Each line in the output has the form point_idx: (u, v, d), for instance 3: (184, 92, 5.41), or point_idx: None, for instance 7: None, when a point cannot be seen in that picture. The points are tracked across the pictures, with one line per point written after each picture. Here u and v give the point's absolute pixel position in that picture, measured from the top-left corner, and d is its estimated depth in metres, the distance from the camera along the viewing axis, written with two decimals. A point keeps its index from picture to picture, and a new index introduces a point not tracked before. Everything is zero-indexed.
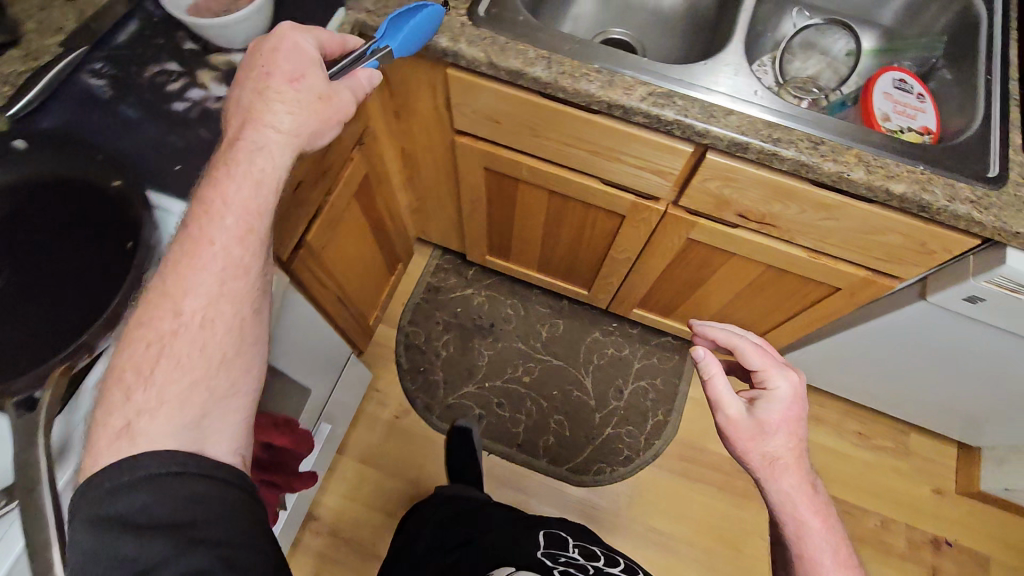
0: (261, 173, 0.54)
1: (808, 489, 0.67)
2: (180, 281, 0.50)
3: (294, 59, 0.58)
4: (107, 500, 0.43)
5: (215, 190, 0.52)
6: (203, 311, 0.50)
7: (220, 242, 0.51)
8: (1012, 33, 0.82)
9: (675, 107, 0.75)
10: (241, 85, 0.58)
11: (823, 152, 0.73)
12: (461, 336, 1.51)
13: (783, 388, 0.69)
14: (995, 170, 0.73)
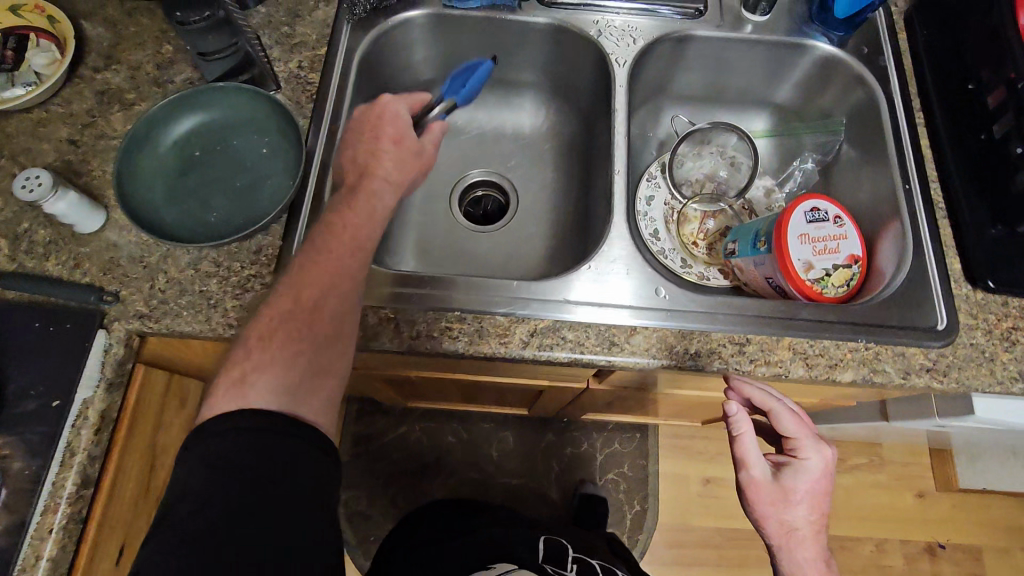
0: (379, 207, 0.59)
1: (825, 565, 0.57)
2: (302, 274, 0.54)
3: (395, 122, 0.63)
4: (208, 436, 0.46)
5: (331, 233, 0.56)
6: (317, 297, 0.53)
7: (340, 256, 0.55)
8: (918, 121, 0.70)
9: (566, 344, 0.60)
10: (349, 143, 0.62)
11: (752, 355, 0.60)
12: (406, 484, 1.36)
13: (816, 460, 0.58)
14: (943, 319, 0.62)
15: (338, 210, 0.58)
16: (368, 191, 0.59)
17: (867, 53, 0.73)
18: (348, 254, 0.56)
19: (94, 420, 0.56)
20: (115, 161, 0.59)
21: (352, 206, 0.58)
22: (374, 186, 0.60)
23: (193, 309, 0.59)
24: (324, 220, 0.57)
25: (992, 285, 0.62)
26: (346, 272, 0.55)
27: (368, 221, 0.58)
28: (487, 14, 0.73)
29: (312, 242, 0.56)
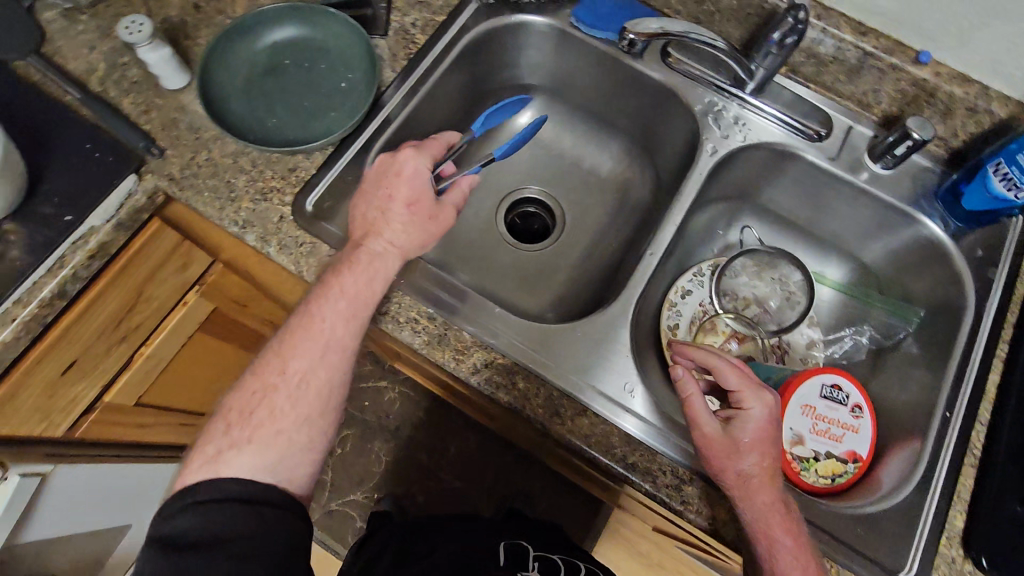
0: (380, 277, 0.56)
1: (786, 510, 0.51)
2: (290, 343, 0.54)
3: (414, 183, 0.59)
4: (171, 518, 0.47)
5: (324, 291, 0.56)
6: (299, 370, 0.54)
7: (331, 332, 0.54)
8: (997, 352, 0.61)
9: (513, 391, 0.58)
10: (366, 199, 0.59)
11: (688, 497, 0.55)
12: None
13: (761, 411, 0.53)
14: (909, 570, 0.54)
15: (338, 278, 0.56)
16: (380, 254, 0.57)
17: (979, 257, 0.66)
18: (340, 327, 0.55)
19: (92, 247, 0.62)
20: (208, 46, 0.64)
21: (362, 272, 0.56)
22: (381, 252, 0.57)
23: (214, 194, 0.63)
24: (319, 287, 0.56)
25: (985, 564, 0.53)
26: (329, 348, 0.54)
27: (371, 287, 0.56)
28: (608, 48, 0.74)
29: (306, 314, 0.55)
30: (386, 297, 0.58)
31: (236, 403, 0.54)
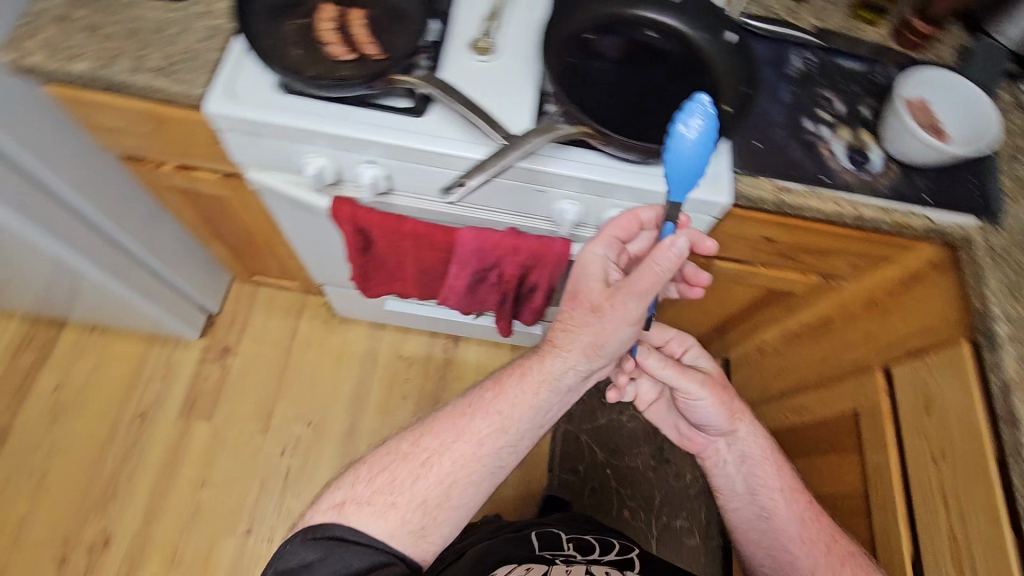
0: (501, 418, 0.68)
1: (755, 428, 0.85)
2: (434, 429, 0.69)
3: (595, 276, 0.68)
4: (303, 540, 0.62)
5: (478, 398, 0.70)
6: (432, 453, 0.67)
7: (473, 435, 0.68)
8: None
9: None
10: (477, 388, 0.72)
11: None
12: (647, 431, 1.49)
13: (698, 352, 0.89)
14: None
15: (501, 398, 0.69)
16: (476, 423, 0.68)
17: None
18: (481, 436, 0.68)
19: (901, 220, 0.75)
20: None
21: (524, 385, 0.69)
22: (549, 362, 0.69)
23: (1005, 278, 0.72)
24: (479, 391, 0.71)
25: None
26: (457, 454, 0.67)
27: (515, 409, 0.68)
28: None
29: (462, 412, 0.69)
30: (542, 404, 0.69)
31: (391, 451, 0.69)
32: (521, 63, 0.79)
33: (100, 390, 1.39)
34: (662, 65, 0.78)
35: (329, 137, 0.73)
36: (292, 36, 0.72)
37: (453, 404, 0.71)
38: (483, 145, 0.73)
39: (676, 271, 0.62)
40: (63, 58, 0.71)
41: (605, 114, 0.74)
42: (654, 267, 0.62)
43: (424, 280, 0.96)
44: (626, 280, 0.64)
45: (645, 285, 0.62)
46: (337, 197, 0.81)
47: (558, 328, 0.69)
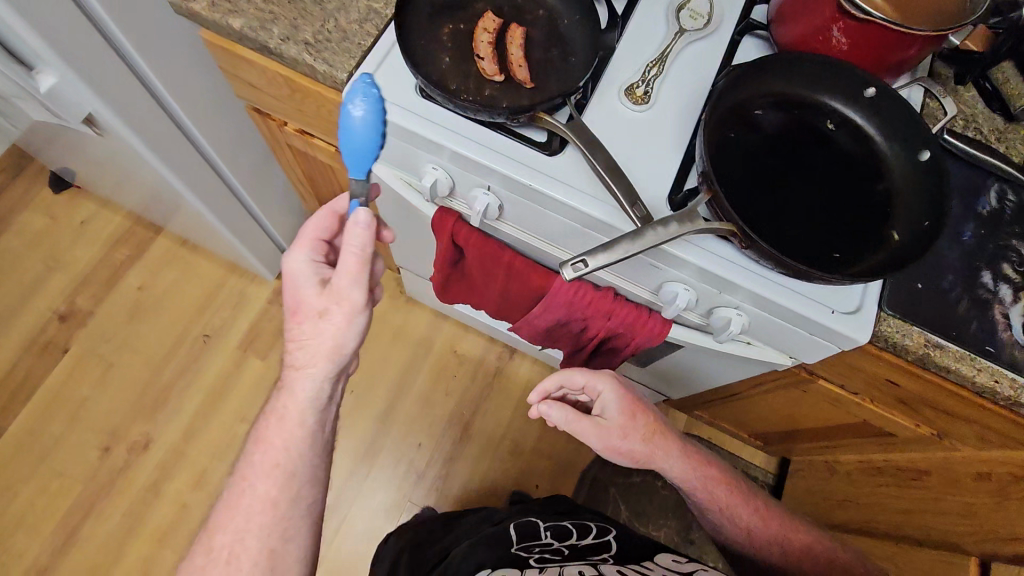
0: (261, 466, 0.70)
1: (679, 456, 0.86)
2: (242, 504, 0.69)
3: (295, 298, 0.70)
4: None
5: (257, 464, 0.70)
6: (232, 543, 0.67)
7: (264, 479, 0.69)
8: None
9: None
10: (250, 460, 0.70)
11: None
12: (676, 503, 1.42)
13: (613, 397, 0.81)
14: None
15: (258, 437, 0.71)
16: (244, 486, 0.70)
17: None
18: (270, 484, 0.69)
19: None
20: None
21: (274, 430, 0.71)
22: (301, 384, 0.71)
23: None
24: (245, 458, 0.71)
25: None
26: (282, 496, 0.70)
27: (295, 439, 0.71)
28: None
29: (241, 488, 0.70)
30: (296, 440, 0.71)
31: (231, 505, 0.69)
32: (674, 126, 0.72)
33: (176, 302, 1.46)
34: (836, 169, 0.69)
35: (455, 156, 0.70)
36: (446, 43, 0.69)
37: (232, 485, 0.71)
38: (615, 213, 0.66)
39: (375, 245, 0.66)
40: (222, 12, 0.70)
41: (758, 207, 0.65)
42: (354, 250, 0.65)
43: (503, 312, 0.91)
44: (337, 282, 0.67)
45: (363, 272, 0.66)
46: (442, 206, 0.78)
47: (300, 346, 0.70)
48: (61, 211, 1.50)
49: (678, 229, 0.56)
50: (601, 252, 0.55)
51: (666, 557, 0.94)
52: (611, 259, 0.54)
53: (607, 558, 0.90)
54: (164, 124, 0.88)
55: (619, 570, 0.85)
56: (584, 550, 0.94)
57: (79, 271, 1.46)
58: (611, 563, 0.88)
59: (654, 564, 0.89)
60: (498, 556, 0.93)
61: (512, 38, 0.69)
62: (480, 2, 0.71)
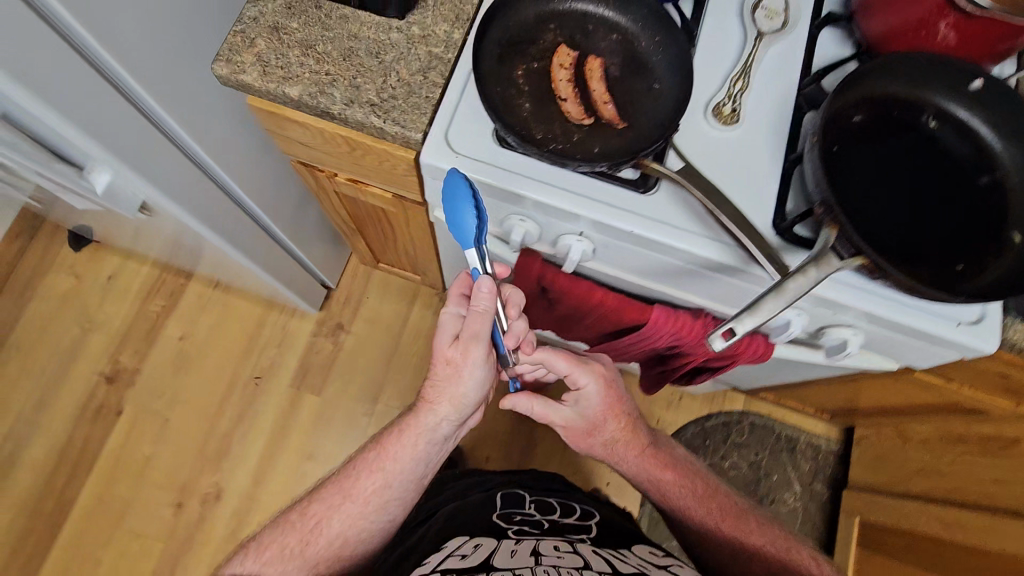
0: (374, 470, 0.80)
1: (639, 457, 0.87)
2: (344, 487, 0.80)
3: (439, 341, 0.72)
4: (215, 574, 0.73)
5: (370, 459, 0.81)
6: (320, 518, 0.77)
7: (369, 484, 0.79)
8: None
9: None
10: (365, 456, 0.81)
11: None
12: (745, 482, 1.44)
13: (594, 390, 0.84)
14: None
15: (380, 448, 0.81)
16: (354, 478, 0.80)
17: None
18: (370, 487, 0.79)
19: None
20: None
21: (396, 447, 0.80)
22: (425, 416, 0.79)
23: None
24: (364, 456, 0.82)
25: None
26: (372, 499, 0.79)
27: (405, 459, 0.80)
28: None
29: (349, 475, 0.81)
30: (404, 458, 0.80)
31: (327, 494, 0.79)
32: (768, 141, 0.68)
33: (220, 347, 1.43)
34: (947, 170, 0.66)
35: (545, 206, 0.65)
36: (522, 86, 0.64)
37: (344, 469, 0.82)
38: (730, 251, 0.63)
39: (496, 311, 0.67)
40: (276, 80, 0.64)
41: (874, 225, 0.62)
42: (478, 312, 0.66)
43: (585, 338, 0.89)
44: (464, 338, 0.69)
45: (484, 332, 0.67)
46: (524, 250, 0.74)
47: (433, 385, 0.77)
48: (86, 269, 1.45)
49: (817, 276, 0.54)
50: (745, 315, 0.52)
51: (644, 548, 0.78)
52: (759, 322, 0.52)
53: (585, 541, 0.77)
54: (216, 196, 0.83)
55: (595, 554, 0.72)
56: (563, 529, 0.80)
57: (116, 329, 1.43)
58: (589, 546, 0.74)
59: (631, 554, 0.75)
60: (474, 523, 0.80)
61: (591, 72, 0.63)
62: (550, 34, 0.65)
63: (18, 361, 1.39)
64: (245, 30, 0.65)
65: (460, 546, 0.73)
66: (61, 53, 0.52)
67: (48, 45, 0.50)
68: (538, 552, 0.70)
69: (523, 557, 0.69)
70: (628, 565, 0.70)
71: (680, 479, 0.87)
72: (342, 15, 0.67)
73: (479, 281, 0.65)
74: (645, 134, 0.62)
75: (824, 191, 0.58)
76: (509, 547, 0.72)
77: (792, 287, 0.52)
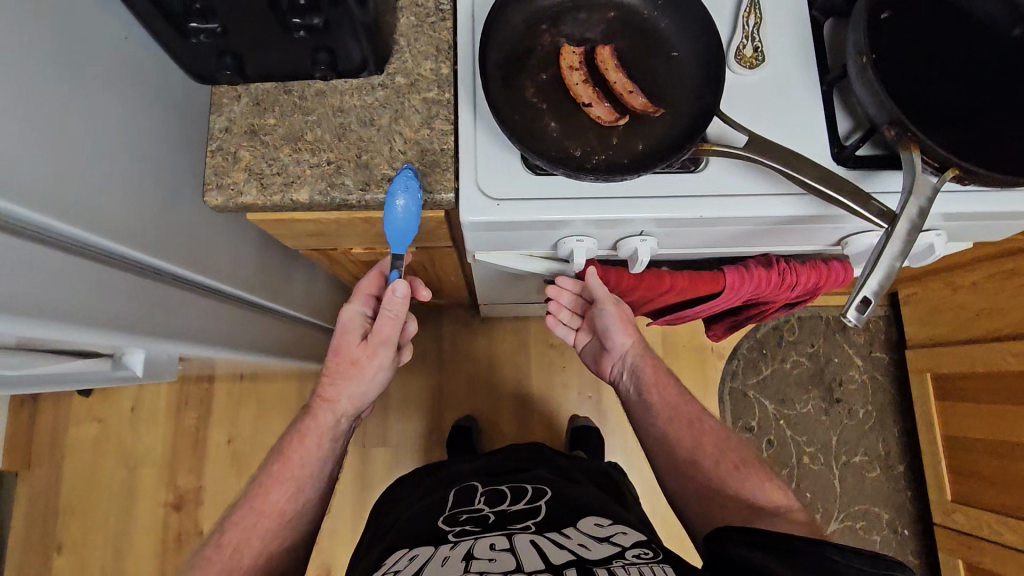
0: (281, 483, 0.67)
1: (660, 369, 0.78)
2: (248, 510, 0.66)
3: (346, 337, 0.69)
4: None
5: (274, 472, 0.68)
6: (235, 543, 0.64)
7: (277, 496, 0.66)
8: None
9: None
10: (262, 473, 0.69)
11: None
12: (810, 375, 1.46)
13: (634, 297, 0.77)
14: None
15: (282, 458, 0.69)
16: (257, 500, 0.66)
17: None
18: (283, 499, 0.66)
19: None
20: None
21: (298, 451, 0.69)
22: (322, 415, 0.70)
23: None
24: (262, 474, 0.69)
25: None
26: (289, 513, 0.66)
27: (314, 461, 0.68)
28: None
29: (252, 497, 0.67)
30: (310, 456, 0.69)
31: (241, 516, 0.66)
32: (803, 68, 0.63)
33: (270, 435, 1.39)
34: (988, 35, 0.61)
35: (603, 221, 0.60)
36: (539, 104, 0.58)
37: (245, 496, 0.68)
38: (803, 202, 0.59)
39: (406, 314, 0.65)
40: (280, 189, 0.58)
41: (937, 121, 0.58)
42: (390, 318, 0.65)
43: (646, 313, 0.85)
44: (375, 341, 0.67)
45: (393, 336, 0.66)
46: (591, 260, 0.72)
47: (329, 380, 0.69)
48: (104, 408, 1.38)
49: (920, 208, 0.52)
50: (872, 277, 0.50)
51: (591, 522, 0.67)
52: (885, 282, 0.50)
53: (529, 529, 0.66)
54: (234, 314, 0.76)
55: (533, 544, 0.61)
56: (509, 520, 0.70)
57: (162, 456, 1.37)
58: (531, 536, 0.64)
59: (573, 532, 0.65)
60: (420, 528, 0.70)
61: (605, 63, 0.57)
62: (545, 35, 0.59)
63: (78, 521, 1.34)
64: (223, 145, 0.59)
65: (392, 561, 0.63)
66: (37, 260, 0.44)
67: (23, 258, 0.43)
68: (469, 555, 0.60)
69: (454, 560, 0.59)
70: (566, 550, 0.59)
71: (663, 377, 0.78)
72: (318, 90, 0.59)
73: (394, 284, 0.63)
74: (686, 112, 0.57)
75: (892, 113, 0.54)
76: (441, 552, 0.62)
77: (902, 231, 0.51)
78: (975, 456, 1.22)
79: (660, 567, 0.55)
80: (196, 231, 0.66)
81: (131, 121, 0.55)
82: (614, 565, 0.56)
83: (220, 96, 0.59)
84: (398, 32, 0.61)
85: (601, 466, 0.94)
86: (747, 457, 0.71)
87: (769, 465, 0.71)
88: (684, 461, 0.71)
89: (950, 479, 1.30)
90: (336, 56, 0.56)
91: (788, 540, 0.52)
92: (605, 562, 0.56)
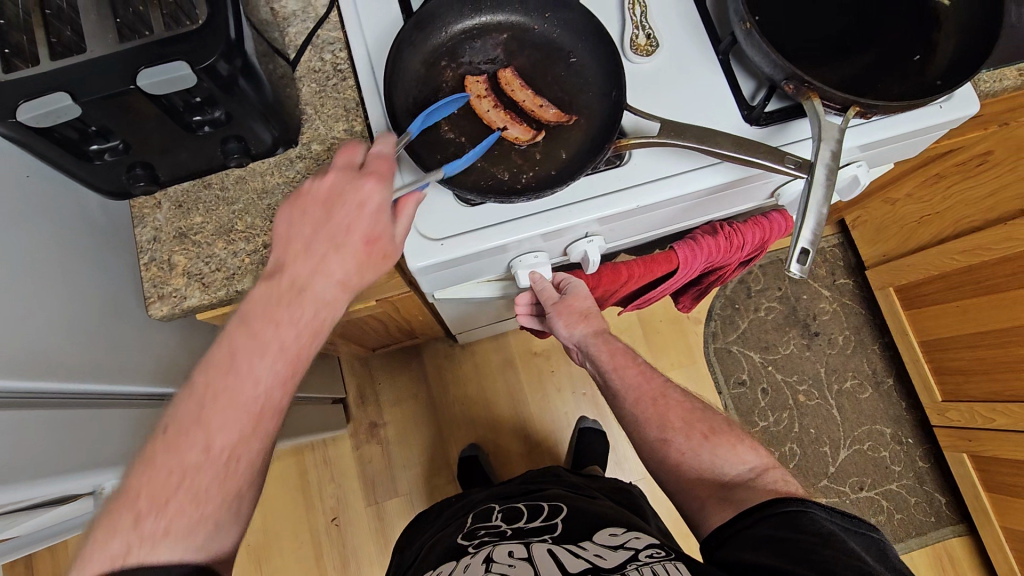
0: (280, 367, 0.49)
1: (628, 363, 0.74)
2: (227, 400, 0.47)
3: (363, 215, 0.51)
4: None
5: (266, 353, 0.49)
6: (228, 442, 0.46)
7: (195, 450, 0.45)
8: None
9: None
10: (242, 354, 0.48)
11: None
12: (785, 316, 1.50)
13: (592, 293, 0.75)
14: None
15: (268, 337, 0.49)
16: (243, 390, 0.47)
17: None
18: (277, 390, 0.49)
19: None
20: None
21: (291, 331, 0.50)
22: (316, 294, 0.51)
23: None
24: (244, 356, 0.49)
25: None
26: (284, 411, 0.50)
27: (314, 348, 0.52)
28: None
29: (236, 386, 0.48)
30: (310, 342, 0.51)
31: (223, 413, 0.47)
32: (695, 43, 0.65)
33: (282, 517, 1.34)
34: None
35: (551, 233, 0.61)
36: (457, 138, 0.59)
37: (209, 379, 0.48)
38: (727, 169, 0.61)
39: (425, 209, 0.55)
40: (223, 285, 0.58)
41: (827, 66, 0.62)
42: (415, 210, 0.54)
43: (615, 303, 0.86)
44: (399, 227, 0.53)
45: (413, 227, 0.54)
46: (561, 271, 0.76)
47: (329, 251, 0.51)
48: None
49: (832, 148, 0.55)
50: (805, 226, 0.53)
51: (605, 530, 0.67)
52: (818, 230, 0.53)
53: (546, 539, 0.65)
54: None
55: (549, 553, 0.61)
56: (528, 531, 0.69)
57: None
58: (547, 545, 0.63)
59: (589, 542, 0.64)
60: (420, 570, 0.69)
61: (510, 84, 0.59)
62: (446, 71, 0.60)
63: None
64: (155, 255, 0.58)
65: None
66: None
67: None
68: (489, 561, 0.61)
69: (475, 568, 0.61)
70: (582, 558, 0.59)
71: (622, 364, 0.74)
72: (237, 178, 0.60)
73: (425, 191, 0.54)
74: (598, 114, 0.59)
75: (786, 69, 0.57)
76: (462, 562, 0.63)
77: (823, 169, 0.55)
78: (950, 352, 1.28)
79: (674, 564, 0.56)
80: (148, 345, 0.64)
81: (55, 256, 0.54)
82: (628, 569, 0.56)
83: (141, 208, 0.59)
84: (303, 101, 0.62)
85: (618, 482, 0.94)
86: (720, 428, 0.70)
87: (746, 432, 0.71)
88: (657, 442, 0.70)
89: (935, 378, 1.35)
90: (246, 141, 0.56)
91: (778, 506, 0.57)
92: (618, 568, 0.56)
